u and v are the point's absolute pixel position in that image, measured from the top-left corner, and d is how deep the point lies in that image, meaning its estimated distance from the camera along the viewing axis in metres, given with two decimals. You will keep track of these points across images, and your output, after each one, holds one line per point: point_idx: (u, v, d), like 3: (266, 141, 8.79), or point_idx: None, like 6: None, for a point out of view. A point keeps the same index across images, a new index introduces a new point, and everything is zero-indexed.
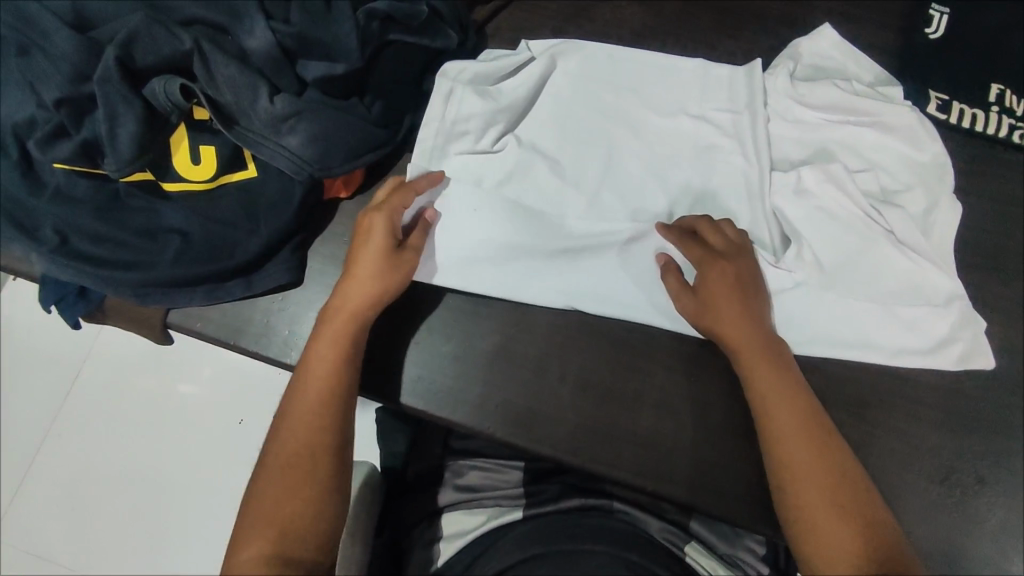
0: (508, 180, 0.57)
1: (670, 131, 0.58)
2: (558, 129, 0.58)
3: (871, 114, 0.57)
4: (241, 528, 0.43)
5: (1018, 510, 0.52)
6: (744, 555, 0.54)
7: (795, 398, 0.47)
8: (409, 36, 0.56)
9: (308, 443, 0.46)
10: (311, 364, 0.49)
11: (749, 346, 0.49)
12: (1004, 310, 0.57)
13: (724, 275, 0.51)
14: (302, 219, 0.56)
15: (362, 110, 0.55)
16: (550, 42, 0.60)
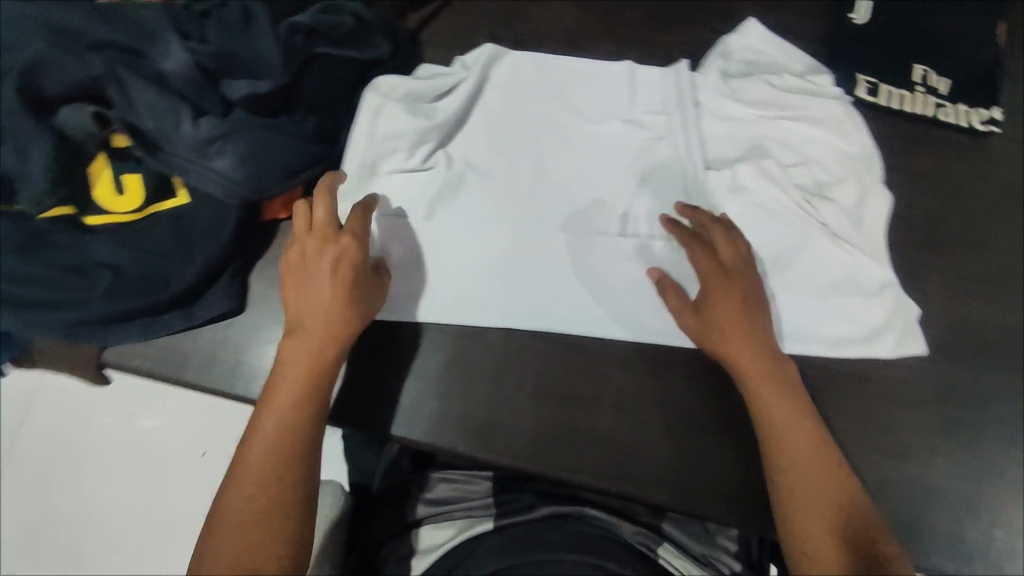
0: (438, 200, 0.56)
1: (612, 133, 0.59)
2: (492, 142, 0.58)
3: (801, 105, 0.59)
4: (206, 563, 0.43)
5: (969, 477, 0.53)
6: (716, 554, 0.55)
7: (803, 421, 0.48)
8: (335, 48, 0.55)
9: (273, 479, 0.45)
10: (281, 395, 0.47)
11: (757, 366, 0.49)
12: (943, 283, 0.58)
13: (733, 296, 0.51)
14: (240, 242, 0.54)
15: (293, 126, 0.53)
16: (480, 53, 0.60)
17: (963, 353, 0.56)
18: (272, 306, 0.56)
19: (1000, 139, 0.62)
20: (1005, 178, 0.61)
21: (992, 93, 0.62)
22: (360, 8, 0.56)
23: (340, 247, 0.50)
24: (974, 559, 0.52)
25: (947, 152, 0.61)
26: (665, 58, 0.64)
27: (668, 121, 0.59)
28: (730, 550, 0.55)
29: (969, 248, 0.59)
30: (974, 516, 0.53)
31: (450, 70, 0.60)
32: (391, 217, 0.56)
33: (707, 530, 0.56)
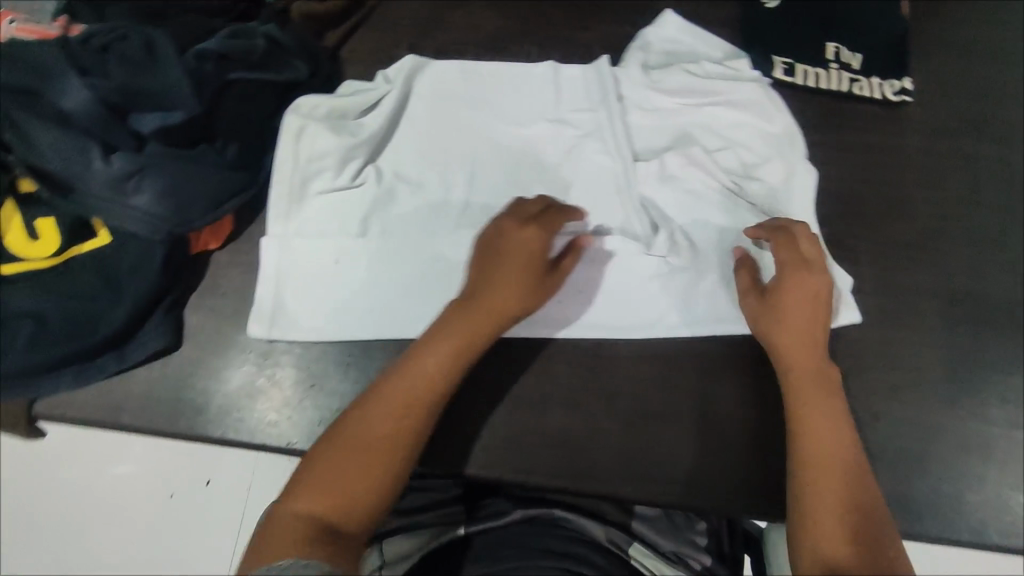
0: (371, 216, 0.56)
1: (542, 134, 0.59)
2: (422, 154, 0.58)
3: (721, 91, 0.60)
4: (308, 471, 0.44)
5: (910, 436, 0.56)
6: (690, 550, 0.54)
7: (839, 429, 0.47)
8: (250, 72, 0.54)
9: (398, 427, 0.45)
10: (430, 353, 0.48)
11: (807, 364, 0.49)
12: (870, 251, 0.60)
13: (806, 287, 0.50)
14: (172, 276, 0.53)
15: (213, 155, 0.53)
16: (400, 64, 0.60)
17: (896, 318, 0.58)
18: (212, 339, 0.55)
19: (912, 107, 0.64)
20: (922, 146, 0.63)
21: (901, 65, 0.64)
22: (271, 29, 0.55)
23: (531, 233, 0.50)
24: (920, 514, 0.54)
25: (864, 124, 0.63)
26: (589, 55, 0.64)
27: (596, 116, 0.59)
28: (700, 543, 0.55)
29: (892, 215, 0.61)
30: (916, 471, 0.55)
31: (374, 85, 0.60)
32: (325, 237, 0.55)
33: (675, 524, 0.56)
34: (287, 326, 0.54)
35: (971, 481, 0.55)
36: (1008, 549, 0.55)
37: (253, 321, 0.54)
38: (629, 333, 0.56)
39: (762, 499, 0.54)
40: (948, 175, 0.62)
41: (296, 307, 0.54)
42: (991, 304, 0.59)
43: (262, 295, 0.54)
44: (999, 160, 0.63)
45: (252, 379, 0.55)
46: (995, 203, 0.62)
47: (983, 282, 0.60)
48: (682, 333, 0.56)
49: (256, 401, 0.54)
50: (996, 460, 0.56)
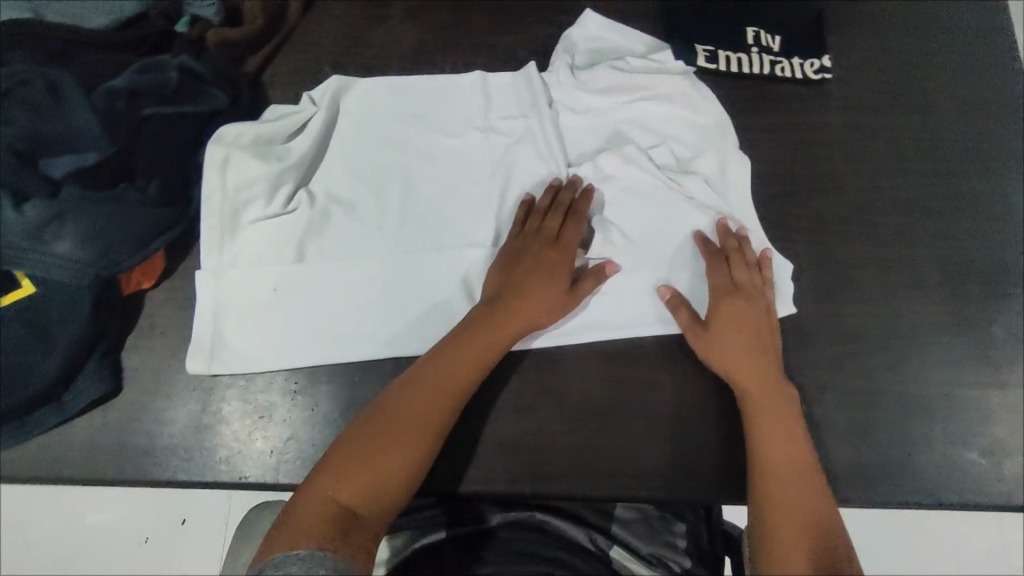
0: (306, 242, 0.55)
1: (474, 144, 0.59)
2: (354, 175, 0.58)
3: (649, 88, 0.60)
4: (342, 448, 0.46)
5: (857, 407, 0.57)
6: (667, 553, 0.55)
7: (792, 441, 0.50)
8: (164, 106, 0.54)
9: (432, 417, 0.48)
10: (464, 346, 0.50)
11: (754, 381, 0.52)
12: (803, 229, 0.61)
13: (745, 311, 0.54)
14: (105, 321, 0.52)
15: (133, 192, 0.51)
16: (324, 86, 0.59)
17: (834, 292, 0.60)
18: (153, 380, 0.54)
19: (833, 85, 0.65)
20: (845, 122, 0.64)
21: (818, 43, 0.66)
22: (184, 58, 0.55)
23: (556, 252, 0.54)
24: (873, 482, 0.55)
25: (787, 105, 0.65)
26: (514, 58, 0.64)
27: (527, 123, 0.60)
28: (679, 546, 0.56)
29: (822, 191, 0.62)
30: (864, 440, 0.56)
31: (300, 107, 0.59)
32: (261, 268, 0.54)
33: (655, 527, 0.57)
34: (228, 359, 0.54)
35: (921, 444, 0.56)
36: (961, 507, 0.56)
37: (191, 357, 0.53)
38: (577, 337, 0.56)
39: (718, 483, 0.54)
40: (872, 147, 0.64)
41: (236, 340, 0.54)
42: (923, 269, 0.61)
43: (200, 329, 0.54)
44: (919, 128, 0.65)
45: (198, 417, 0.54)
46: (919, 171, 0.63)
47: (913, 249, 0.61)
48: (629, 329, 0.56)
49: (204, 438, 0.53)
50: (942, 420, 0.57)
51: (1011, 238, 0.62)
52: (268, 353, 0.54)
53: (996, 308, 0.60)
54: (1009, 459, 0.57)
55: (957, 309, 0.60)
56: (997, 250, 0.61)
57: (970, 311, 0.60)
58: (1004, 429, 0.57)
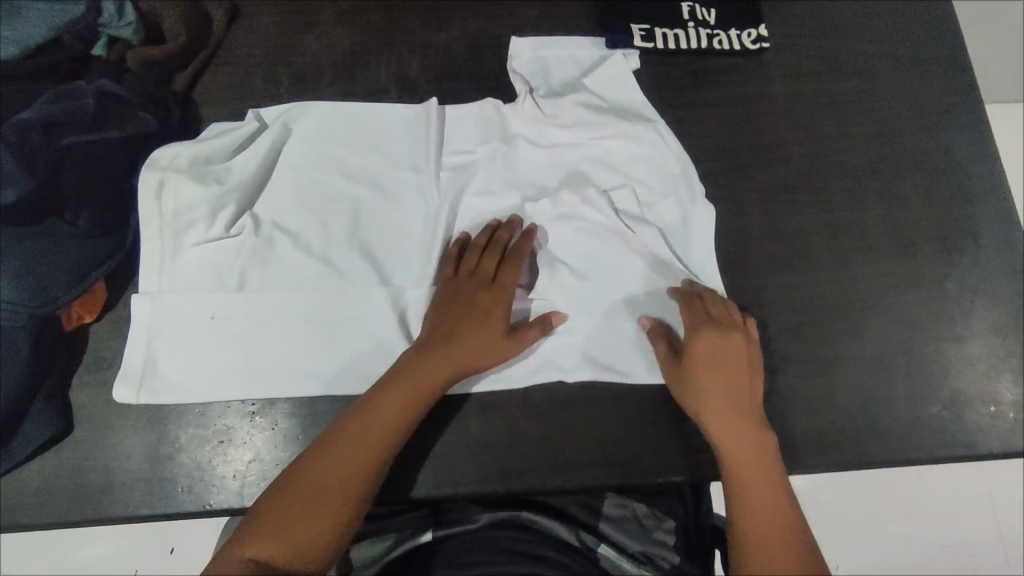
0: (248, 267, 0.55)
1: (419, 158, 0.59)
2: (300, 198, 0.57)
3: (612, 126, 0.60)
4: (267, 503, 0.46)
5: (819, 374, 0.57)
6: (658, 551, 0.55)
7: (762, 481, 0.49)
8: (87, 133, 0.52)
9: (359, 467, 0.47)
10: (395, 391, 0.49)
11: (725, 419, 0.51)
12: (752, 201, 0.61)
13: (721, 346, 0.53)
14: (48, 360, 0.51)
15: (63, 226, 0.51)
16: (278, 107, 0.59)
17: (788, 262, 0.60)
18: (104, 416, 0.53)
19: (771, 54, 0.65)
20: (787, 90, 0.64)
21: (754, 13, 0.65)
22: (103, 83, 0.54)
23: (490, 295, 0.53)
24: (840, 446, 0.56)
25: (728, 78, 0.64)
26: (449, 52, 0.63)
27: (481, 159, 0.59)
28: (669, 543, 0.56)
29: (768, 162, 0.62)
30: (828, 406, 0.56)
31: (244, 123, 0.58)
32: (201, 294, 0.54)
33: (646, 526, 0.57)
34: (174, 385, 0.53)
35: (884, 404, 0.57)
36: (927, 462, 0.56)
37: (118, 385, 0.52)
38: (532, 370, 0.55)
39: (686, 463, 0.54)
40: (814, 113, 0.64)
41: (173, 368, 0.53)
42: (873, 230, 0.61)
43: (131, 354, 0.52)
44: (858, 90, 0.65)
45: (154, 449, 0.52)
46: (862, 132, 0.64)
47: (861, 211, 0.61)
48: (580, 353, 0.56)
49: (162, 468, 0.52)
50: (902, 379, 0.58)
51: (956, 192, 0.62)
52: (215, 380, 0.53)
53: (947, 262, 0.60)
54: (971, 409, 0.57)
55: (909, 267, 0.60)
56: (943, 205, 0.62)
57: (923, 267, 0.60)
58: (963, 380, 0.58)
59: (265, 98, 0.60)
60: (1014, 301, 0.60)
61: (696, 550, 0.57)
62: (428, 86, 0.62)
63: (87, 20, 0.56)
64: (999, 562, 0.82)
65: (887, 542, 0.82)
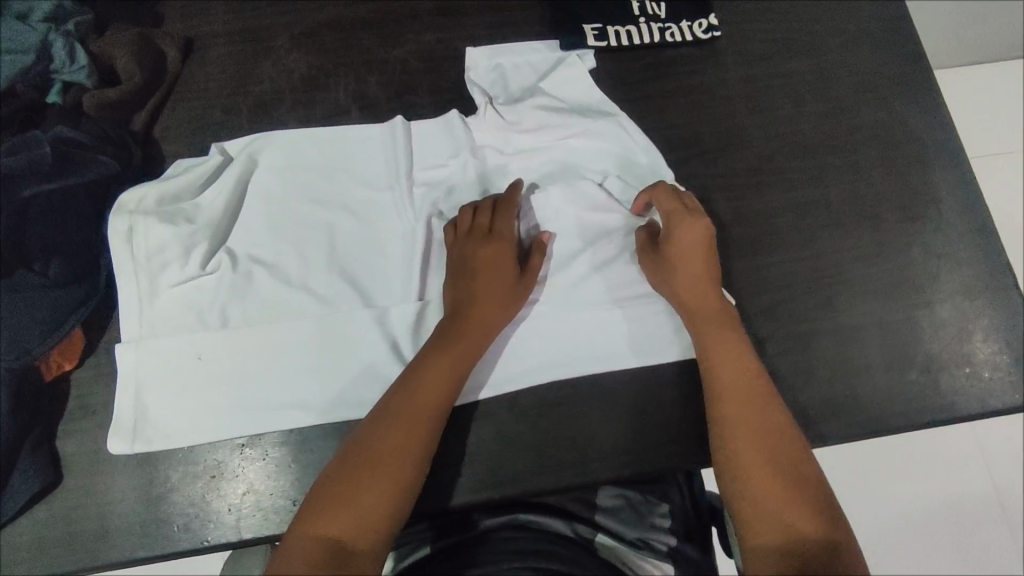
0: (227, 303, 0.55)
1: (390, 177, 0.59)
2: (272, 228, 0.57)
3: (577, 124, 0.61)
4: (324, 484, 0.46)
5: (799, 350, 0.58)
6: (654, 535, 0.56)
7: (744, 362, 0.51)
8: (46, 182, 0.53)
9: (409, 439, 0.47)
10: (431, 362, 0.50)
11: (704, 304, 0.54)
12: (718, 187, 0.62)
13: (692, 233, 0.55)
14: (30, 414, 0.51)
15: (32, 276, 0.52)
16: (242, 140, 0.59)
17: (758, 244, 0.61)
18: (94, 462, 0.52)
19: (723, 42, 0.66)
20: (742, 76, 0.65)
21: (702, 4, 0.66)
22: (60, 130, 0.55)
23: (494, 247, 0.54)
24: (825, 419, 0.57)
25: (684, 68, 0.65)
26: (407, 67, 0.63)
27: (451, 172, 0.60)
28: (666, 526, 0.57)
29: (730, 147, 0.63)
30: (808, 381, 0.58)
31: (209, 157, 0.58)
32: (182, 334, 0.54)
33: (640, 512, 0.57)
34: (163, 428, 0.53)
35: (863, 375, 0.58)
36: (911, 427, 0.57)
37: (111, 438, 0.52)
38: (519, 375, 0.56)
39: (677, 452, 0.55)
40: (770, 96, 0.65)
41: (161, 412, 0.53)
42: (837, 206, 0.62)
43: (121, 406, 0.52)
44: (811, 70, 0.66)
45: (148, 489, 0.52)
46: (818, 111, 0.65)
47: (824, 187, 0.63)
48: (571, 356, 0.57)
49: (158, 507, 0.52)
50: (878, 348, 0.59)
51: (914, 160, 0.64)
52: (205, 417, 0.53)
53: (911, 229, 0.62)
54: (947, 372, 0.58)
55: (875, 238, 0.61)
56: (902, 174, 0.63)
57: (888, 237, 0.62)
58: (937, 344, 0.59)
59: (226, 129, 0.60)
60: (978, 261, 0.62)
61: (694, 529, 0.58)
62: (389, 102, 0.62)
63: (38, 68, 0.56)
64: (995, 517, 0.84)
65: (884, 507, 0.84)
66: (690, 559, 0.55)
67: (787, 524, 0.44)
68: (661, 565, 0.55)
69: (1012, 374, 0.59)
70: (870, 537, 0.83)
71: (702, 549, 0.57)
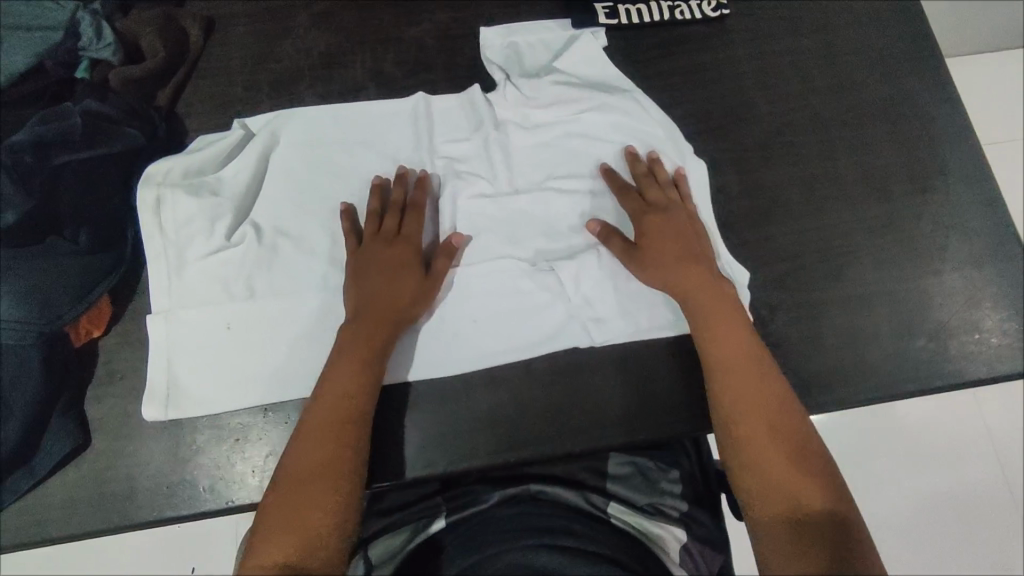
0: (254, 274, 0.56)
1: (409, 152, 0.61)
2: (297, 202, 0.58)
3: (598, 101, 0.62)
4: (266, 514, 0.45)
5: (809, 319, 0.59)
6: (664, 500, 0.57)
7: (734, 337, 0.52)
8: (78, 151, 0.54)
9: (327, 454, 0.47)
10: (332, 379, 0.50)
11: (694, 304, 0.54)
12: (727, 160, 0.63)
13: (667, 226, 0.56)
14: (61, 376, 0.53)
15: (64, 244, 0.53)
16: (266, 116, 0.60)
17: (767, 215, 0.62)
18: (122, 427, 0.54)
19: (732, 20, 0.67)
20: (749, 53, 0.67)
21: None
22: (88, 104, 0.56)
23: (398, 247, 0.55)
24: (834, 384, 0.58)
25: (692, 45, 0.66)
26: (421, 46, 0.65)
27: (470, 147, 0.61)
28: (676, 491, 0.58)
29: (738, 121, 0.64)
30: (818, 349, 0.58)
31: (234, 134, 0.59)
32: (210, 306, 0.55)
33: (651, 479, 0.59)
34: (192, 392, 0.54)
35: (871, 341, 0.59)
36: (919, 394, 0.58)
37: (145, 404, 0.53)
38: (539, 342, 0.57)
39: (689, 416, 0.56)
40: (777, 72, 0.66)
41: (191, 380, 0.54)
42: (845, 179, 0.63)
43: (153, 374, 0.54)
44: (817, 47, 0.67)
45: (173, 452, 0.54)
46: (825, 87, 0.66)
47: (831, 160, 0.64)
48: (596, 322, 0.58)
49: (185, 469, 0.53)
50: (886, 315, 0.60)
51: (919, 133, 0.65)
52: (234, 384, 0.54)
53: (917, 200, 0.63)
54: (955, 339, 0.59)
55: (883, 210, 0.62)
56: (910, 147, 0.64)
57: (896, 209, 0.63)
58: (945, 312, 0.60)
59: (248, 106, 0.62)
60: (983, 233, 0.62)
61: (703, 495, 0.59)
62: (404, 80, 0.64)
63: (67, 45, 0.58)
64: (1001, 496, 0.85)
65: (891, 486, 0.84)
66: (702, 522, 0.56)
67: (790, 496, 0.46)
68: (674, 530, 0.54)
69: (1017, 342, 0.60)
70: (878, 517, 0.83)
71: (713, 516, 0.57)
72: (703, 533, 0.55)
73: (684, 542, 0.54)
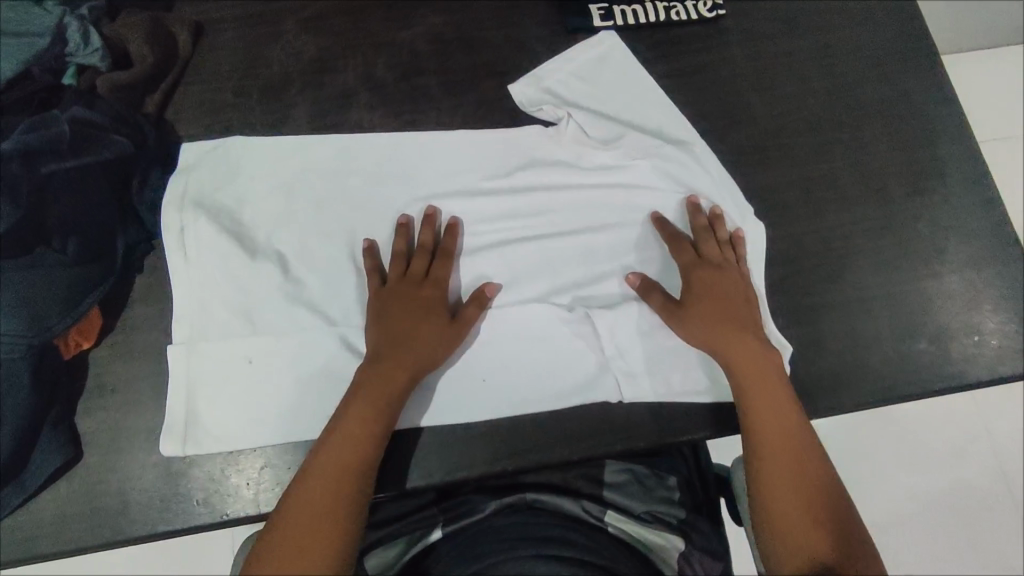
0: (273, 301, 0.56)
1: (409, 161, 0.60)
2: (312, 225, 0.58)
3: (654, 147, 0.61)
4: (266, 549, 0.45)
5: (809, 323, 0.59)
6: (662, 507, 0.56)
7: (765, 373, 0.52)
8: (66, 159, 0.53)
9: (337, 494, 0.46)
10: (350, 418, 0.49)
11: (738, 346, 0.53)
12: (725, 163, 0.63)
13: (719, 279, 0.56)
14: (52, 388, 0.52)
15: (52, 254, 0.52)
16: (293, 141, 0.60)
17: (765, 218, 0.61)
18: (113, 440, 0.53)
19: (727, 20, 0.67)
20: (746, 54, 0.66)
21: None
22: (75, 111, 0.55)
23: (427, 293, 0.54)
24: (836, 387, 0.57)
25: (688, 46, 0.66)
26: (414, 49, 0.64)
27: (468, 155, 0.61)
28: (674, 498, 0.57)
29: (736, 123, 0.64)
30: (820, 353, 0.58)
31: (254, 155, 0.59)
32: (227, 331, 0.55)
33: (648, 486, 0.58)
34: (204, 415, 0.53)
35: (872, 345, 0.58)
36: (920, 397, 0.58)
37: (163, 441, 0.52)
38: (563, 373, 0.57)
39: (687, 419, 0.57)
40: (775, 73, 0.66)
41: (207, 407, 0.54)
42: (845, 181, 0.63)
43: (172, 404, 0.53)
44: (815, 47, 0.66)
45: (167, 465, 0.53)
46: (823, 88, 0.65)
47: (830, 162, 0.63)
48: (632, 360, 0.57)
49: (178, 482, 0.53)
50: (888, 318, 0.59)
51: (919, 134, 0.64)
52: (253, 414, 0.54)
53: (918, 202, 0.62)
54: (957, 340, 0.59)
55: (884, 213, 0.62)
56: (910, 149, 0.64)
57: (897, 211, 0.62)
58: (946, 314, 0.60)
59: (239, 112, 0.61)
60: (985, 234, 0.62)
61: (701, 503, 0.58)
62: (397, 84, 0.63)
63: (54, 51, 0.57)
64: (1000, 495, 0.84)
65: (891, 486, 0.84)
66: (702, 531, 0.55)
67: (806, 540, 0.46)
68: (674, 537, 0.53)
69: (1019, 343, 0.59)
70: (878, 517, 0.83)
71: (712, 523, 0.57)
72: (704, 541, 0.54)
73: (684, 550, 0.53)
